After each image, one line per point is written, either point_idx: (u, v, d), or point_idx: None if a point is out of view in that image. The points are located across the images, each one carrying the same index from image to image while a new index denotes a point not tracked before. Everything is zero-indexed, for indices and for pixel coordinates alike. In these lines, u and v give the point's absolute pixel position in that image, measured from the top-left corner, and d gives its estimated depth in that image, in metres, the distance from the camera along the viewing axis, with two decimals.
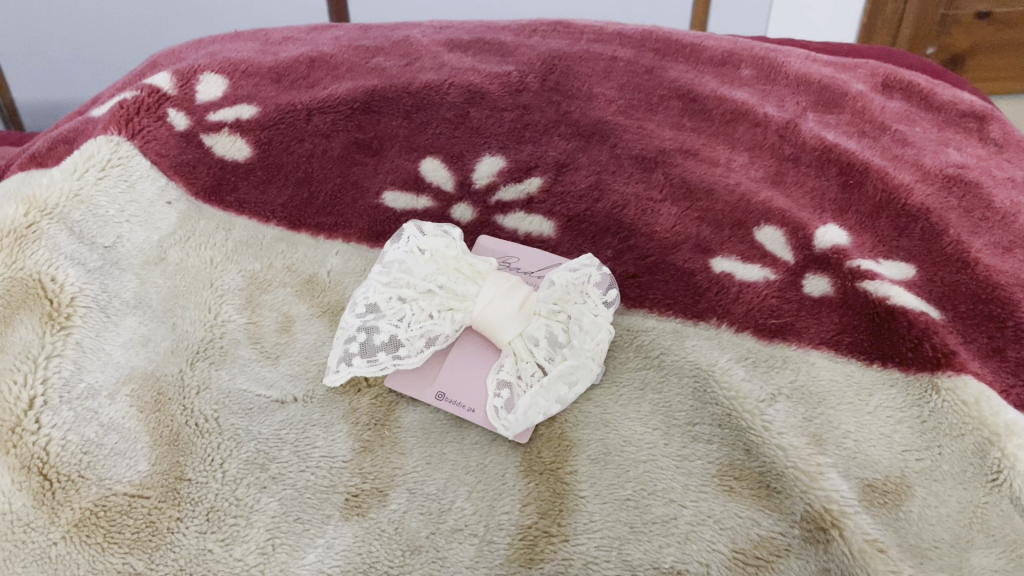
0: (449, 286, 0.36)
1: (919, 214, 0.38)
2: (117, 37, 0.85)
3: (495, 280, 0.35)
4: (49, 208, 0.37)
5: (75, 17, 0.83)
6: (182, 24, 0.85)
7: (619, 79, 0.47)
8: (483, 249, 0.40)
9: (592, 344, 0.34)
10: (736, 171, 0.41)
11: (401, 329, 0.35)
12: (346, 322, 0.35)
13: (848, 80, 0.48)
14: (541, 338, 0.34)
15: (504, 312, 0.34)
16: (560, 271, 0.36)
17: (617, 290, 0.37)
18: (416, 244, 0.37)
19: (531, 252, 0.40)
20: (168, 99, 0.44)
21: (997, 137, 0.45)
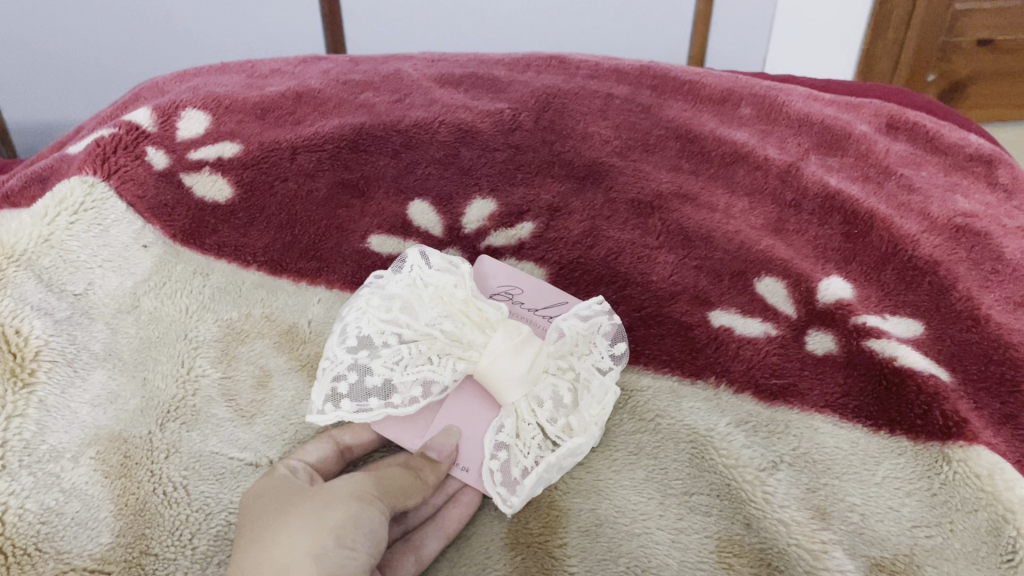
0: (451, 330, 0.34)
1: (927, 268, 0.37)
2: (103, 56, 0.84)
3: (506, 327, 0.33)
4: (16, 254, 0.36)
5: (60, 35, 0.82)
6: (169, 44, 0.83)
7: (614, 117, 0.45)
8: (484, 269, 0.37)
9: (598, 409, 0.33)
10: (736, 217, 0.40)
11: (395, 372, 0.33)
12: (337, 357, 0.33)
13: (851, 120, 0.46)
14: (545, 400, 0.33)
15: (512, 372, 0.32)
16: (570, 317, 0.35)
17: (628, 342, 0.35)
18: (422, 278, 0.35)
19: (538, 282, 0.37)
20: (148, 137, 0.42)
21: (1006, 183, 0.43)
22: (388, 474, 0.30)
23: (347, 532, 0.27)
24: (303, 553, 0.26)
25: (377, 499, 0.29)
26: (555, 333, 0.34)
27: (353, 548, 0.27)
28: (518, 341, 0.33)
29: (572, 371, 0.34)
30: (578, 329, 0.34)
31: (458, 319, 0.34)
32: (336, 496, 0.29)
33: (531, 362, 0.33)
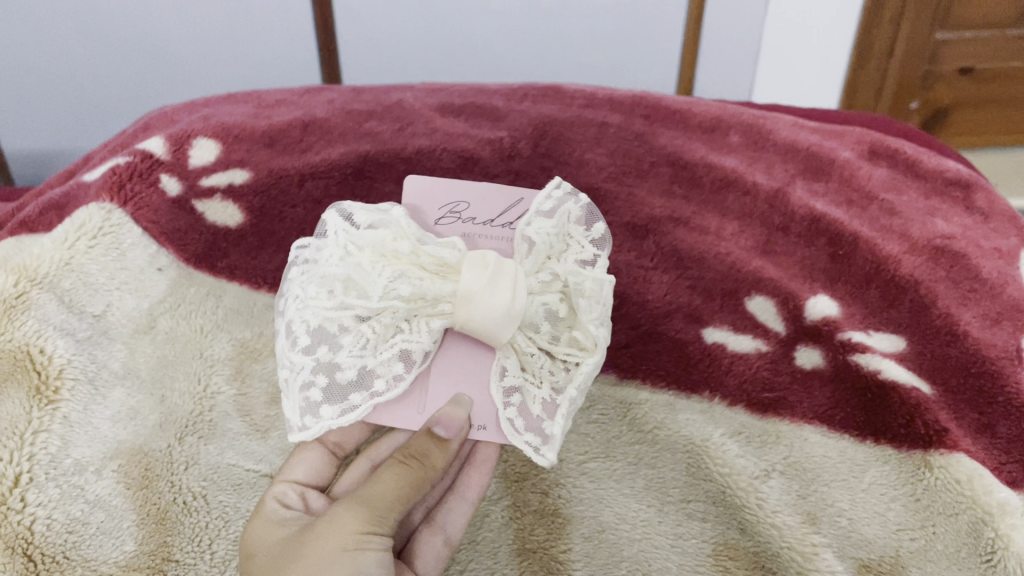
0: (412, 290, 0.32)
1: (909, 285, 0.38)
2: (105, 84, 0.86)
3: (471, 263, 0.32)
4: (39, 277, 0.37)
5: (63, 63, 0.83)
6: (172, 73, 0.85)
7: (609, 144, 0.47)
8: (423, 189, 0.35)
9: (597, 307, 0.33)
10: (726, 239, 0.42)
11: (363, 355, 0.32)
12: (299, 364, 0.32)
13: (835, 147, 0.48)
14: (539, 324, 0.33)
15: (495, 305, 0.31)
16: (533, 219, 0.33)
17: (600, 220, 0.36)
18: (354, 242, 0.33)
19: (482, 190, 0.36)
20: (161, 164, 0.43)
21: (983, 206, 0.46)
22: (376, 498, 0.30)
23: None
24: None
25: (372, 534, 0.30)
26: (526, 244, 0.33)
27: None
28: (488, 278, 0.31)
29: (554, 273, 0.33)
30: (546, 231, 0.33)
31: (412, 274, 0.32)
32: (329, 549, 0.29)
33: (512, 294, 0.31)
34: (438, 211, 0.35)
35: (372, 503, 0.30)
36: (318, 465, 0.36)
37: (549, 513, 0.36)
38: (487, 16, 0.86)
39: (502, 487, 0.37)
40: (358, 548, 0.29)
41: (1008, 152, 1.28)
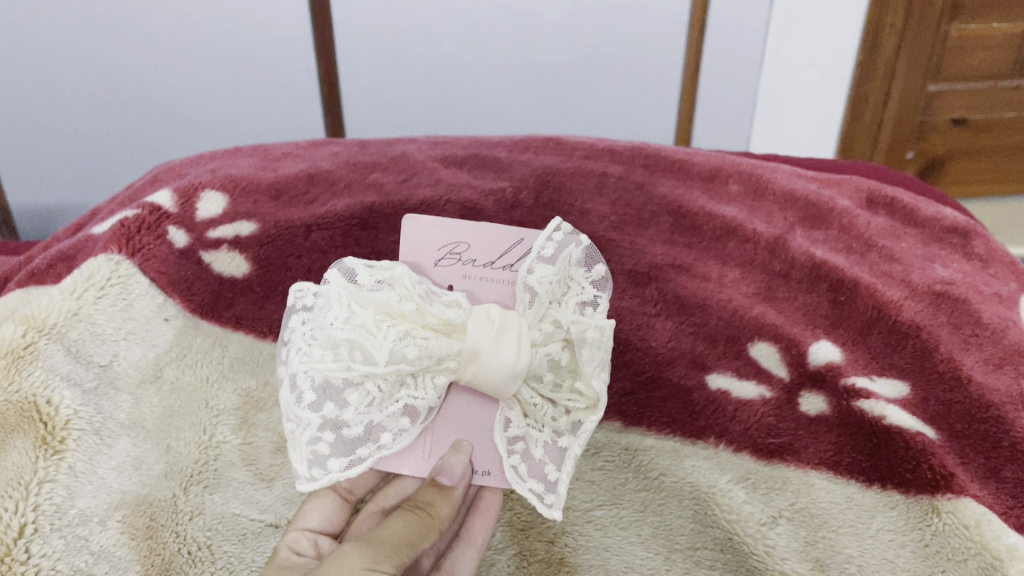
0: (419, 354, 0.32)
1: (911, 331, 0.39)
2: (114, 141, 0.87)
3: (474, 320, 0.32)
4: (47, 327, 0.37)
5: (73, 120, 0.85)
6: (180, 130, 0.87)
7: (610, 194, 0.48)
8: (424, 231, 0.36)
9: (599, 357, 0.34)
10: (728, 286, 0.42)
11: (367, 412, 0.34)
12: (305, 419, 0.33)
13: (833, 196, 0.49)
14: (542, 374, 0.34)
15: (500, 368, 0.32)
16: (535, 267, 0.34)
17: (602, 260, 0.36)
18: (357, 300, 0.33)
19: (482, 231, 0.36)
20: (169, 217, 0.44)
21: (981, 253, 0.46)
22: (384, 536, 0.33)
23: None
24: None
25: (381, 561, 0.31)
26: (528, 294, 0.34)
27: None
28: (490, 337, 0.32)
29: (557, 323, 0.34)
30: (548, 280, 0.34)
31: (417, 336, 0.33)
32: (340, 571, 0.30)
33: (517, 354, 0.32)
34: (437, 252, 0.36)
35: (380, 540, 0.32)
36: (328, 512, 0.38)
37: (555, 561, 0.38)
38: (489, 76, 0.88)
39: (508, 536, 0.39)
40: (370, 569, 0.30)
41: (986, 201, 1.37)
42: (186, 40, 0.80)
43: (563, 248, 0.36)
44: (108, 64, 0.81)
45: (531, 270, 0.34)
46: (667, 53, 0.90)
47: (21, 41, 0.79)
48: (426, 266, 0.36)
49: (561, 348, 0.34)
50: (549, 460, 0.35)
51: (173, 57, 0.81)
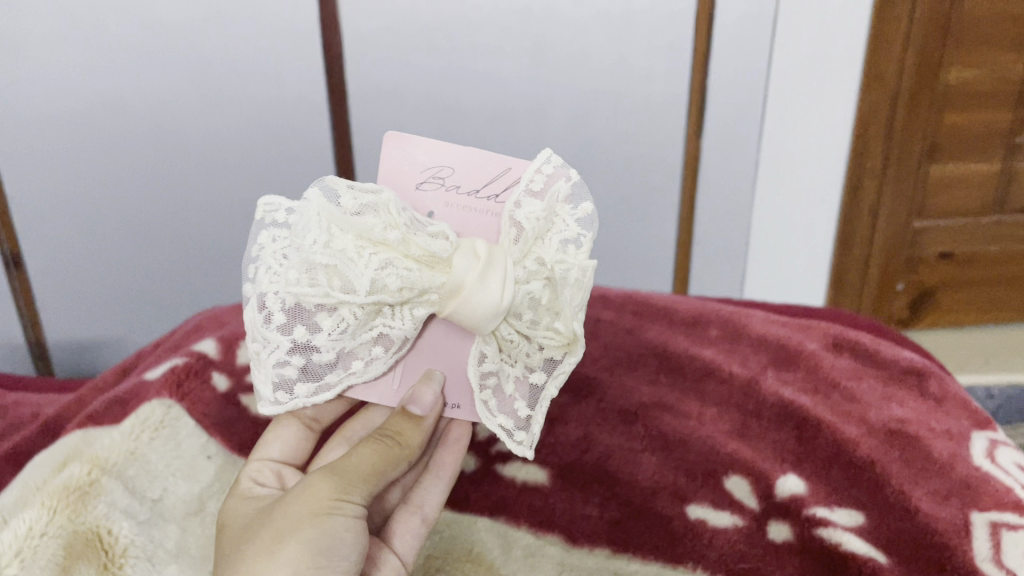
0: (394, 289, 0.40)
1: (866, 465, 0.44)
2: (157, 273, 0.99)
3: (462, 255, 0.40)
4: (109, 465, 0.43)
5: (118, 257, 0.98)
6: (217, 261, 0.99)
7: (603, 338, 0.55)
8: (417, 150, 0.42)
9: (577, 292, 0.41)
10: (706, 424, 0.48)
11: (344, 341, 0.42)
12: (281, 341, 0.41)
13: (802, 339, 0.55)
14: (521, 312, 0.42)
15: (482, 306, 0.39)
16: (523, 203, 0.41)
17: (587, 200, 0.42)
18: (337, 223, 0.40)
19: (465, 160, 0.42)
20: (212, 365, 0.51)
21: (936, 393, 0.51)
22: (352, 472, 0.40)
23: (326, 551, 0.38)
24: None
25: (341, 505, 0.39)
26: (514, 228, 0.41)
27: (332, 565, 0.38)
28: (472, 274, 0.39)
29: (539, 261, 0.41)
30: (534, 216, 0.41)
31: (395, 266, 0.40)
32: (304, 514, 0.38)
33: (500, 295, 0.39)
34: (419, 174, 0.42)
35: (346, 477, 0.40)
36: (291, 443, 0.47)
37: None
38: None
39: None
40: (331, 511, 0.38)
41: (977, 330, 1.43)
42: (225, 181, 0.93)
43: (551, 182, 0.42)
44: (151, 205, 0.94)
45: (519, 206, 0.41)
46: (658, 185, 1.03)
47: (77, 191, 0.92)
48: (412, 188, 0.42)
49: (540, 286, 0.42)
50: (517, 390, 0.45)
51: (210, 213, 0.95)
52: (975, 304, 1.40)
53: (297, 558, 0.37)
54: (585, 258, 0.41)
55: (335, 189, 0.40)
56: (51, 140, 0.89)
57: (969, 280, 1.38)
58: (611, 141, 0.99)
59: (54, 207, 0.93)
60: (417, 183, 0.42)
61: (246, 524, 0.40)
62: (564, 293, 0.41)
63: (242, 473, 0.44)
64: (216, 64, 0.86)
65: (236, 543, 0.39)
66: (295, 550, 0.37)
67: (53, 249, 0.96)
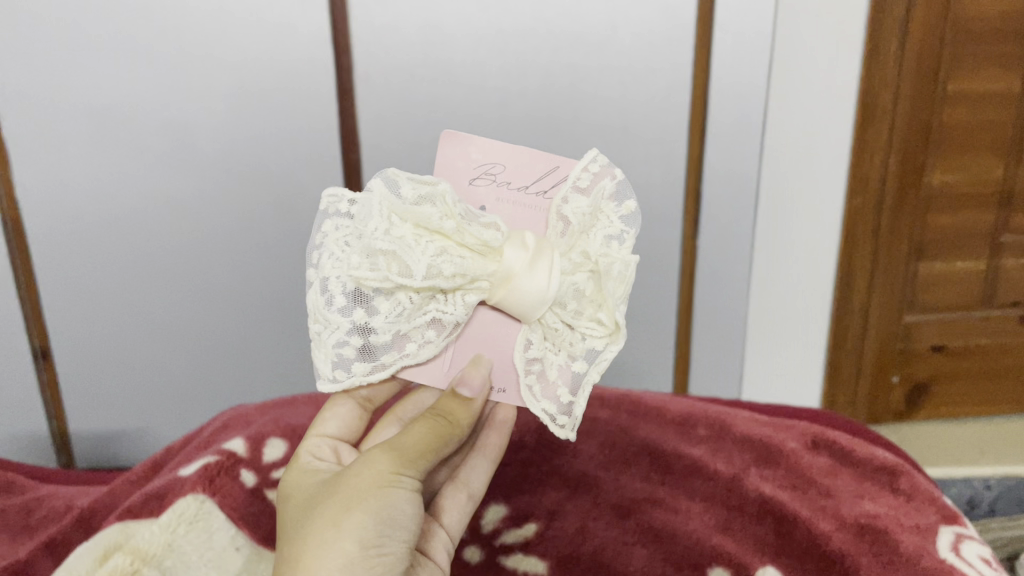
0: (445, 276, 0.50)
1: (838, 559, 0.49)
2: (175, 360, 1.06)
3: (513, 246, 0.50)
4: (149, 558, 0.49)
5: (141, 352, 1.05)
6: (236, 345, 1.06)
7: (599, 436, 0.60)
8: (474, 150, 0.52)
9: (617, 283, 0.52)
10: (693, 517, 0.53)
11: (400, 321, 0.53)
12: (344, 322, 0.52)
13: (783, 438, 0.59)
14: (566, 302, 0.53)
15: (536, 290, 0.50)
16: (570, 199, 0.52)
17: (629, 201, 0.53)
18: (397, 213, 0.51)
19: (512, 158, 0.52)
20: (241, 461, 0.56)
21: (907, 489, 0.55)
22: (406, 454, 0.50)
23: (386, 517, 0.47)
24: (357, 536, 0.46)
25: (397, 481, 0.49)
26: (561, 222, 0.52)
27: (390, 529, 0.48)
28: (530, 265, 0.50)
29: (583, 254, 0.52)
30: (579, 211, 0.52)
31: (449, 256, 0.51)
32: (367, 487, 0.48)
33: (547, 285, 0.50)
34: (472, 169, 0.52)
35: (400, 459, 0.50)
36: (346, 420, 0.59)
37: None
38: None
39: None
40: (391, 484, 0.48)
41: (973, 421, 1.46)
42: (245, 279, 1.02)
43: (596, 180, 0.52)
44: (173, 301, 1.02)
45: (567, 202, 0.52)
46: (658, 284, 1.08)
47: (106, 282, 1.00)
48: (469, 185, 0.53)
49: (586, 279, 0.53)
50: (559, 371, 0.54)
51: (231, 311, 1.04)
52: (970, 395, 1.44)
53: (364, 523, 0.46)
54: (629, 250, 0.52)
55: (396, 180, 0.51)
56: (84, 242, 0.98)
57: (963, 371, 1.42)
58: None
59: (83, 298, 1.01)
60: (469, 178, 0.53)
61: (317, 495, 0.49)
62: (608, 284, 0.52)
63: (307, 447, 0.55)
64: (236, 168, 0.96)
65: (310, 506, 0.49)
66: (362, 515, 0.47)
67: (80, 336, 1.03)
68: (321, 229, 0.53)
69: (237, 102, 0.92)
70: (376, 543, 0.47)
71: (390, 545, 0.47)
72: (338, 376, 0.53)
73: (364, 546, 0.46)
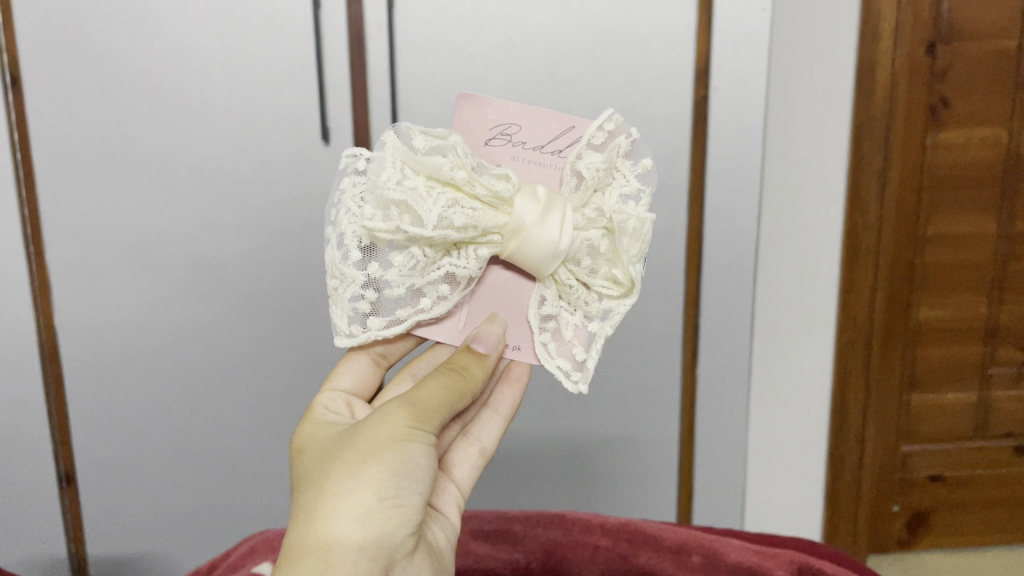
0: (456, 226, 0.58)
1: None
2: (193, 488, 1.11)
3: (524, 198, 0.58)
4: None
5: (160, 477, 1.10)
6: (255, 473, 1.11)
7: (600, 563, 0.66)
8: (494, 110, 0.60)
9: (633, 238, 0.60)
10: None
11: (414, 275, 0.60)
12: (358, 275, 0.58)
13: (772, 567, 0.64)
14: (580, 258, 0.62)
15: (544, 242, 0.58)
16: (586, 154, 0.60)
17: (645, 159, 0.62)
18: (411, 165, 0.58)
19: (529, 118, 0.60)
20: None
21: None
22: (423, 404, 0.57)
23: (402, 472, 0.53)
24: (374, 491, 0.52)
25: (413, 436, 0.55)
26: (574, 177, 0.60)
27: (405, 484, 0.54)
28: (542, 218, 0.57)
29: (598, 210, 0.61)
30: (594, 165, 0.59)
31: (462, 210, 0.58)
32: (385, 441, 0.54)
33: (557, 235, 0.57)
34: (489, 131, 0.60)
35: (417, 411, 0.56)
36: (362, 375, 0.68)
37: None
38: (513, 436, 1.13)
39: None
40: (408, 437, 0.55)
41: (977, 551, 1.47)
42: (266, 408, 1.08)
43: (611, 136, 0.61)
44: (195, 429, 1.08)
45: (581, 158, 0.60)
46: (660, 414, 1.12)
47: (133, 411, 1.07)
48: (486, 140, 0.60)
49: (599, 236, 0.61)
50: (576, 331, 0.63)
51: (251, 441, 1.09)
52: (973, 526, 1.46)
53: (380, 475, 0.52)
54: (646, 212, 0.61)
55: (409, 133, 0.58)
56: (115, 369, 1.05)
57: (964, 502, 1.44)
58: (616, 373, 1.11)
59: (110, 425, 1.08)
60: (486, 138, 0.60)
61: (339, 443, 0.55)
62: (624, 240, 0.60)
63: (319, 401, 0.64)
64: (262, 300, 1.04)
65: (329, 455, 0.55)
66: (379, 468, 0.52)
67: (104, 463, 1.09)
68: (338, 186, 0.59)
69: (264, 242, 1.02)
70: (391, 499, 0.52)
71: (402, 495, 0.53)
72: (355, 331, 0.59)
73: (379, 496, 0.52)
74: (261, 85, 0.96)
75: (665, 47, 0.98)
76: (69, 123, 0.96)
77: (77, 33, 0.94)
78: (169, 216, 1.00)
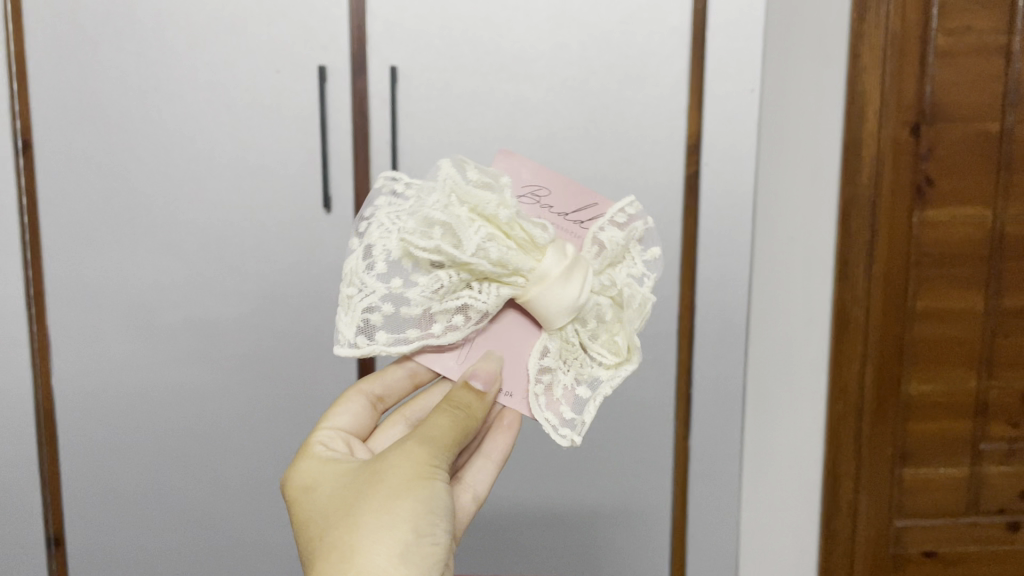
0: (490, 259, 0.61)
1: None
2: (183, 555, 1.10)
3: (552, 254, 0.62)
4: None
5: (150, 542, 1.10)
6: (246, 539, 1.10)
7: None
8: (530, 175, 0.65)
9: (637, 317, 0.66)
10: None
11: (434, 299, 0.62)
12: (378, 288, 0.62)
13: None
14: (587, 319, 0.66)
15: (563, 302, 0.62)
16: (608, 229, 0.65)
17: (658, 250, 0.68)
18: (457, 194, 0.62)
19: (561, 189, 0.66)
20: None
21: None
22: (442, 445, 0.60)
23: (433, 509, 0.56)
24: (409, 529, 0.55)
25: (438, 475, 0.58)
26: (596, 246, 0.65)
27: (437, 520, 0.56)
28: (565, 276, 0.62)
29: (613, 279, 0.66)
30: (615, 239, 0.65)
31: (496, 243, 0.61)
32: (413, 480, 0.57)
33: (577, 294, 0.62)
34: (522, 189, 0.65)
35: (436, 451, 0.59)
36: (358, 415, 0.71)
37: None
38: (506, 505, 1.13)
39: None
40: (435, 476, 0.58)
41: None
42: (260, 471, 1.08)
43: (634, 221, 0.66)
44: (189, 492, 1.08)
45: (603, 230, 0.65)
46: (653, 482, 1.13)
47: (125, 474, 1.07)
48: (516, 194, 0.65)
49: (608, 303, 0.66)
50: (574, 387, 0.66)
51: (244, 505, 1.09)
52: None
53: (415, 512, 0.55)
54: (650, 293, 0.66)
55: (463, 166, 0.62)
56: (110, 430, 1.06)
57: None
58: (608, 440, 1.12)
59: (102, 488, 1.08)
60: (518, 195, 0.65)
61: (363, 485, 0.58)
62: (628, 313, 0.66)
63: (318, 439, 0.67)
64: (260, 364, 1.05)
65: (353, 495, 0.58)
66: (412, 505, 0.55)
67: (94, 527, 1.09)
68: (374, 206, 0.65)
69: (264, 307, 1.03)
70: (425, 537, 0.55)
71: (436, 530, 0.56)
72: (359, 341, 0.61)
73: (415, 534, 0.55)
74: (266, 154, 0.99)
75: (657, 124, 1.02)
76: (78, 189, 0.99)
77: (92, 103, 0.98)
78: (171, 280, 1.02)
